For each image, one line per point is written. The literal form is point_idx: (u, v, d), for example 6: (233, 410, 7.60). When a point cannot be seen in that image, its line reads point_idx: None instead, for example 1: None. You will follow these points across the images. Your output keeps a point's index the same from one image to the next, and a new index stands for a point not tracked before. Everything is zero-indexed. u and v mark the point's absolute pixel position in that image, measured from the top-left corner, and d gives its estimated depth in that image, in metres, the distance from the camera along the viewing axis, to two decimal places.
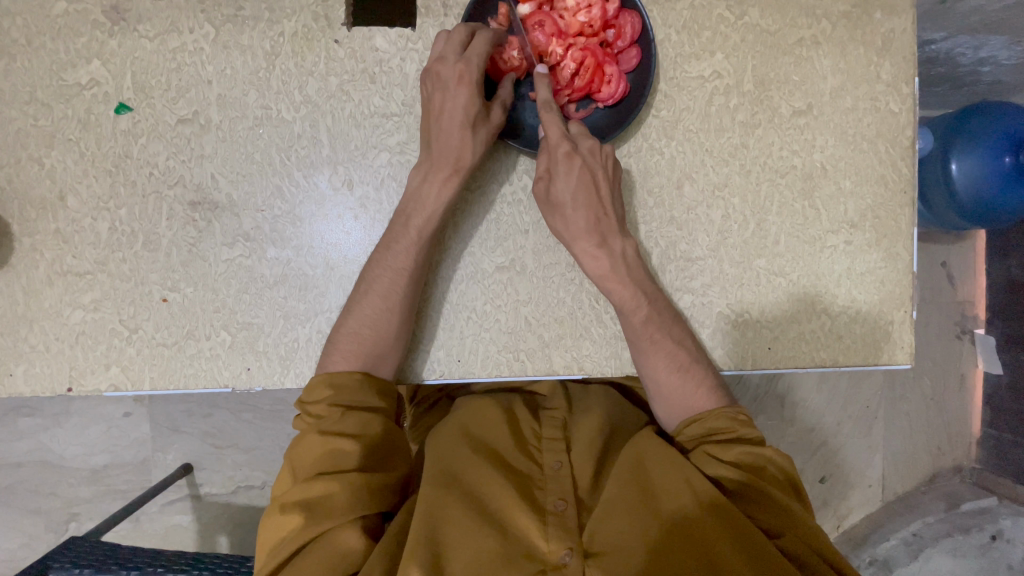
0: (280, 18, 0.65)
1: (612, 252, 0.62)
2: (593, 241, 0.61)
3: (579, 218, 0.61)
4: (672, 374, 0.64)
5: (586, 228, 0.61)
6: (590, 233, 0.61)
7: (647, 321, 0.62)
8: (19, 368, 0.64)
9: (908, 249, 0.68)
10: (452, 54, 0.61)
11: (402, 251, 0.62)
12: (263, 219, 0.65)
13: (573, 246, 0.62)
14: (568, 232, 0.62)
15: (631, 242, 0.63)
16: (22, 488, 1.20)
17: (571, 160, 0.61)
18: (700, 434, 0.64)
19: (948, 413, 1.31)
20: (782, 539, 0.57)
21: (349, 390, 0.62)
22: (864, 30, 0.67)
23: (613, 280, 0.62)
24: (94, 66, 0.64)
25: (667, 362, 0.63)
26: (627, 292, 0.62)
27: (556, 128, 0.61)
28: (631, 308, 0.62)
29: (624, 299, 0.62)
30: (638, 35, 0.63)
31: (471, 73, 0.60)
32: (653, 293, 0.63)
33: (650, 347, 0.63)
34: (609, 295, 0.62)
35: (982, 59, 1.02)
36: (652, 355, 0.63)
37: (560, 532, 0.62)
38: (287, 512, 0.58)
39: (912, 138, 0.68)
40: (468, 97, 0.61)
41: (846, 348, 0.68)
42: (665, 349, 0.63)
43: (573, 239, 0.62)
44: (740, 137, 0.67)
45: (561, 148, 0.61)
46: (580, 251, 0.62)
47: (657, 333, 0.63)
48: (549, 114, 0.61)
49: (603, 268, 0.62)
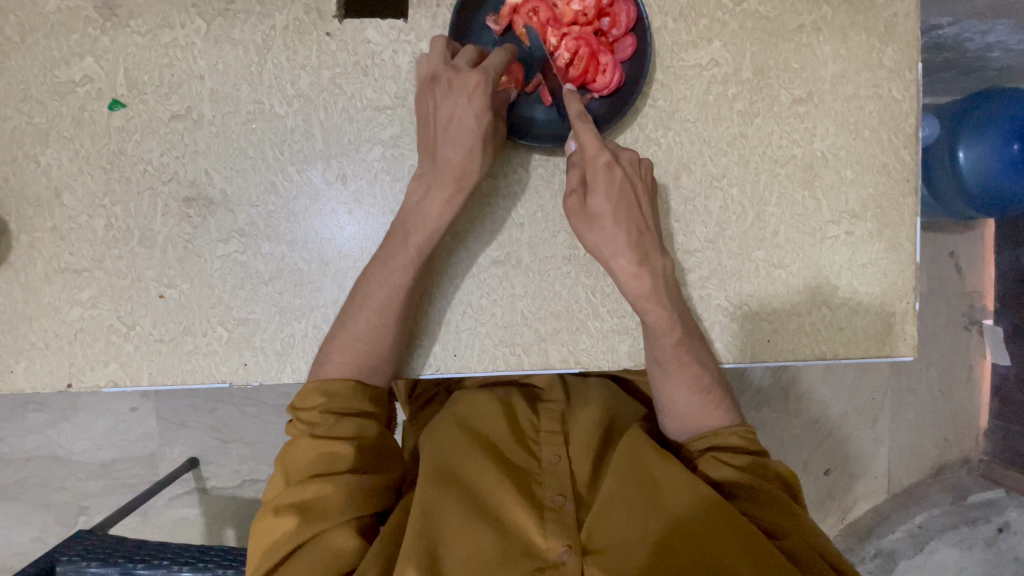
0: (272, 11, 0.64)
1: (654, 269, 0.60)
2: (634, 258, 0.59)
3: (619, 231, 0.59)
4: (692, 396, 0.64)
5: (627, 243, 0.59)
6: (630, 249, 0.59)
7: (678, 346, 0.61)
8: (20, 364, 0.65)
9: (911, 239, 0.67)
10: (470, 64, 0.60)
11: (399, 269, 0.62)
12: (257, 214, 0.65)
13: (611, 261, 0.60)
14: (606, 249, 0.60)
15: (671, 261, 0.62)
16: (32, 482, 1.21)
17: (612, 172, 0.59)
18: (707, 446, 0.64)
19: (956, 404, 1.29)
20: (785, 540, 0.56)
21: (342, 398, 0.62)
22: (866, 15, 0.66)
23: (651, 300, 0.60)
24: (87, 62, 0.64)
25: (689, 385, 0.63)
26: (665, 314, 0.60)
27: (594, 144, 0.59)
28: (666, 331, 0.61)
29: (660, 322, 0.60)
30: (633, 24, 0.62)
31: (488, 82, 0.59)
32: (686, 317, 0.62)
33: (677, 369, 0.63)
34: (645, 316, 0.60)
35: (990, 44, 1.00)
36: (677, 376, 0.63)
37: (558, 529, 0.61)
38: (280, 514, 0.58)
39: (916, 126, 0.67)
40: (482, 106, 0.59)
41: (847, 340, 0.67)
42: (691, 372, 0.63)
43: (612, 254, 0.60)
44: (739, 127, 0.65)
45: (601, 160, 0.59)
46: (620, 269, 0.60)
47: (686, 357, 0.62)
48: (578, 124, 0.59)
49: (643, 287, 0.59)
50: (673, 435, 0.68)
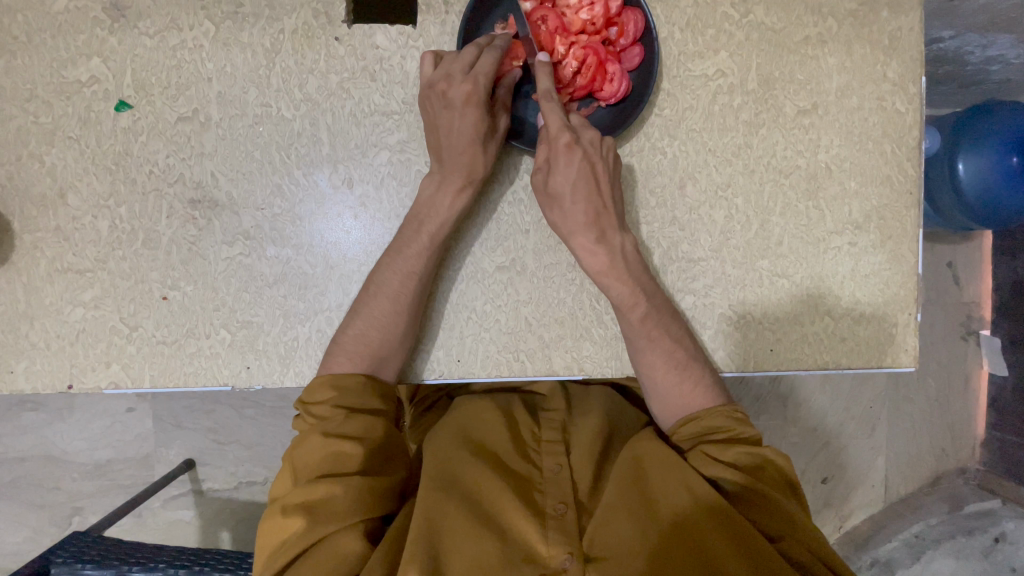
0: (281, 15, 0.64)
1: (611, 246, 0.61)
2: (592, 237, 0.61)
3: (578, 210, 0.61)
4: (669, 372, 0.63)
5: (584, 222, 0.60)
6: (586, 228, 0.61)
7: (644, 321, 0.62)
8: (20, 364, 0.64)
9: (913, 251, 0.68)
10: (460, 73, 0.60)
11: (413, 257, 0.62)
12: (263, 217, 0.65)
13: (570, 241, 0.61)
14: (565, 226, 0.61)
15: (630, 237, 0.63)
16: (26, 482, 1.20)
17: (572, 152, 0.60)
18: (696, 434, 0.63)
19: (952, 413, 1.30)
20: (782, 543, 0.56)
21: (353, 392, 0.61)
22: (871, 29, 0.67)
23: (609, 275, 0.61)
24: (94, 63, 0.64)
25: (664, 360, 0.63)
26: (625, 288, 0.61)
27: (556, 123, 0.60)
28: (628, 304, 0.61)
29: (623, 297, 0.61)
30: (640, 33, 0.62)
31: (478, 94, 0.60)
32: (651, 290, 0.62)
33: (648, 345, 0.63)
34: (606, 290, 0.61)
35: (991, 58, 1.01)
36: (649, 352, 0.63)
37: (560, 537, 0.61)
38: (287, 515, 0.57)
39: (919, 138, 0.67)
40: (476, 117, 0.60)
41: (850, 350, 0.67)
42: (663, 346, 0.62)
43: (570, 233, 0.61)
44: (744, 137, 0.66)
45: (561, 140, 0.60)
46: (578, 245, 0.61)
47: (655, 330, 0.62)
48: (543, 103, 0.60)
49: (600, 263, 0.61)
50: (663, 421, 0.67)
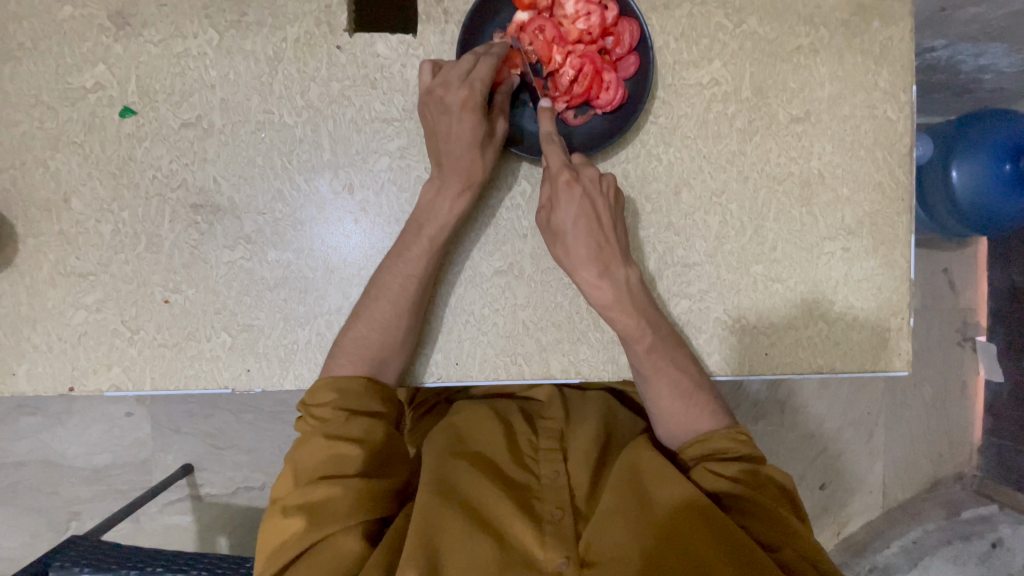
0: (283, 24, 0.65)
1: (615, 280, 0.62)
2: (594, 270, 0.61)
3: (580, 245, 0.62)
4: (674, 400, 0.65)
5: (588, 256, 0.61)
6: (590, 262, 0.61)
7: (650, 351, 0.63)
8: (22, 367, 0.65)
9: (905, 256, 0.69)
10: (457, 79, 0.61)
11: (413, 260, 0.63)
12: (264, 222, 0.66)
13: (575, 274, 0.62)
14: (569, 262, 0.62)
15: (634, 269, 0.63)
16: (24, 486, 1.20)
17: (572, 189, 0.61)
18: (699, 455, 0.63)
19: (949, 420, 1.31)
20: (779, 553, 0.56)
21: (354, 395, 0.62)
22: (862, 38, 0.68)
23: (615, 309, 0.62)
24: (99, 70, 0.65)
25: (670, 389, 0.64)
26: (630, 320, 0.62)
27: (556, 161, 0.62)
28: (634, 336, 0.62)
29: (628, 328, 0.62)
30: (636, 43, 0.64)
31: (475, 98, 0.61)
32: (656, 320, 0.63)
33: (654, 375, 0.64)
34: (612, 323, 0.63)
35: (983, 67, 1.02)
36: (655, 381, 0.64)
37: (557, 541, 0.62)
38: (288, 515, 0.58)
39: (910, 146, 0.68)
40: (473, 122, 0.61)
41: (843, 354, 0.68)
42: (668, 376, 0.64)
43: (574, 267, 0.62)
44: (738, 144, 0.67)
45: (561, 177, 0.61)
46: (582, 280, 0.62)
47: (661, 361, 0.63)
48: (545, 145, 0.62)
49: (605, 297, 0.62)
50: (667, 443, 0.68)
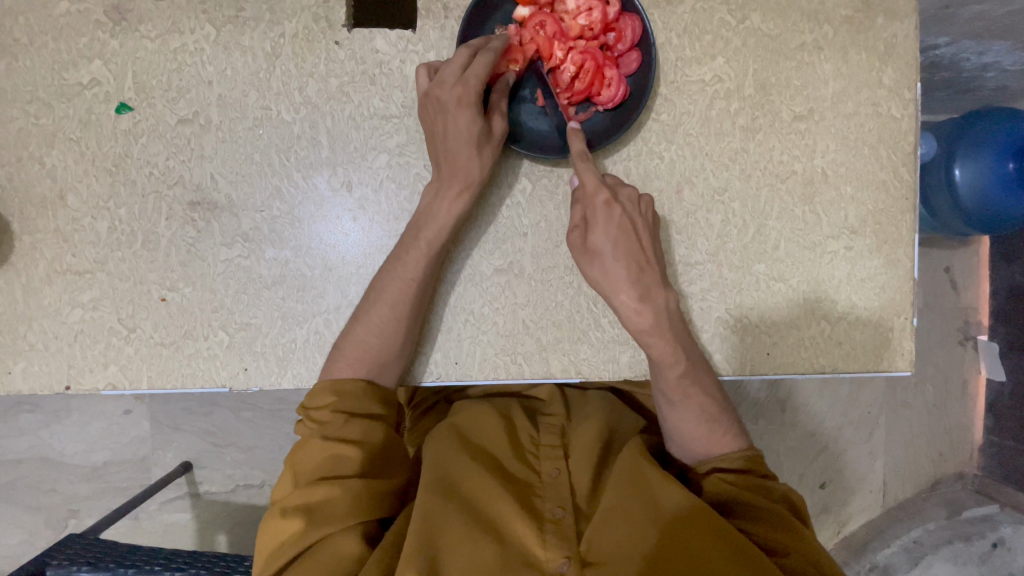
0: (281, 19, 0.65)
1: (656, 304, 0.60)
2: (635, 294, 0.59)
3: (619, 266, 0.60)
4: (700, 425, 0.64)
5: (628, 279, 0.59)
6: (631, 285, 0.59)
7: (682, 377, 0.62)
8: (18, 365, 0.64)
9: (909, 255, 0.68)
10: (452, 76, 0.60)
11: (411, 263, 0.62)
12: (262, 219, 0.65)
13: (612, 298, 0.60)
14: (607, 283, 0.60)
15: (673, 295, 0.62)
16: (22, 484, 1.20)
17: (610, 209, 0.60)
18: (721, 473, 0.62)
19: (950, 419, 1.30)
20: (785, 557, 0.55)
21: (353, 397, 0.62)
22: (866, 35, 0.67)
23: (654, 334, 0.60)
24: (95, 65, 0.64)
25: (697, 414, 0.64)
26: (667, 346, 0.60)
27: (593, 180, 0.61)
28: (669, 362, 0.61)
29: (663, 352, 0.60)
30: (638, 38, 0.63)
31: (470, 95, 0.60)
32: (690, 345, 0.62)
33: (682, 402, 0.63)
34: (648, 349, 0.61)
35: (986, 65, 1.02)
36: (683, 408, 0.63)
37: (558, 540, 0.61)
38: (287, 516, 0.57)
39: (914, 144, 0.68)
40: (469, 118, 0.61)
41: (846, 354, 0.67)
42: (697, 403, 0.63)
43: (612, 290, 0.60)
44: (741, 142, 0.66)
45: (599, 196, 0.61)
46: (621, 304, 0.60)
47: (691, 389, 0.63)
48: (578, 163, 0.61)
49: (646, 322, 0.59)
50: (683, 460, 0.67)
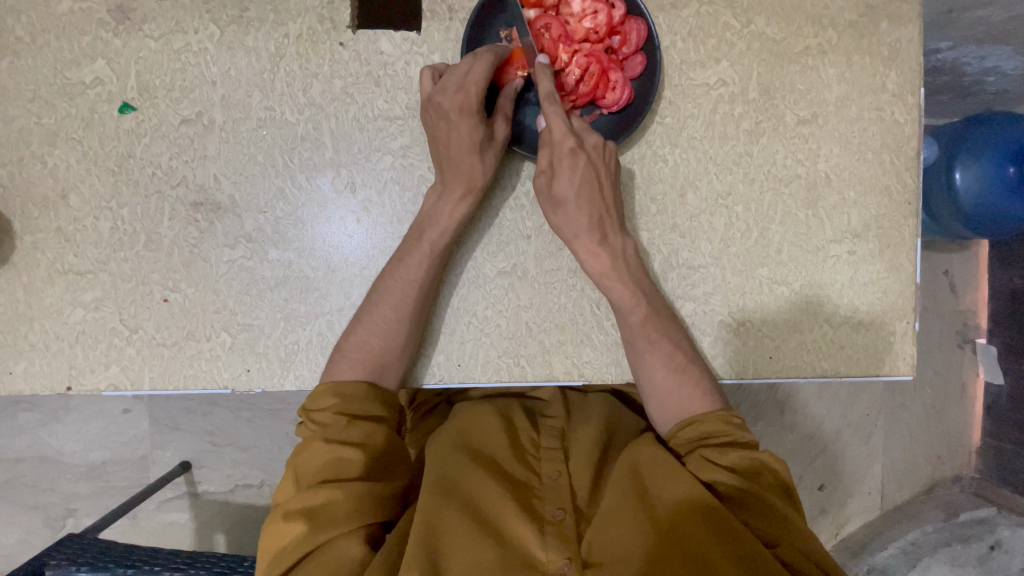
0: (285, 20, 0.64)
1: (613, 249, 0.62)
2: (594, 239, 0.61)
3: (582, 214, 0.61)
4: (668, 374, 0.63)
5: (588, 227, 0.61)
6: (591, 231, 0.61)
7: (645, 322, 0.63)
8: (19, 365, 0.64)
9: (911, 259, 0.68)
10: (454, 83, 0.60)
11: (414, 265, 0.62)
12: (265, 220, 0.65)
13: (573, 243, 0.62)
14: (568, 229, 0.62)
15: (632, 241, 0.64)
16: (20, 483, 1.20)
17: (576, 158, 0.61)
18: (694, 437, 0.63)
19: (948, 421, 1.31)
20: (779, 548, 0.56)
21: (354, 399, 0.61)
22: (870, 40, 0.67)
23: (612, 278, 0.62)
24: (98, 65, 0.64)
25: (663, 362, 0.63)
26: (627, 292, 0.62)
27: (560, 128, 0.61)
28: (630, 307, 0.62)
29: (624, 299, 0.62)
30: (643, 42, 0.63)
31: (471, 103, 0.60)
32: (651, 292, 0.63)
33: (647, 347, 0.63)
34: (608, 294, 0.62)
35: (987, 69, 1.02)
36: (649, 354, 0.63)
37: (559, 543, 0.61)
38: (290, 520, 0.57)
39: (917, 148, 0.68)
40: (470, 127, 0.61)
41: (848, 358, 0.68)
42: (662, 349, 0.63)
43: (574, 236, 0.62)
44: (745, 145, 0.66)
45: (566, 145, 0.61)
46: (580, 248, 0.62)
47: (656, 333, 0.63)
48: (548, 106, 0.61)
49: (603, 266, 0.61)
50: (664, 432, 0.67)
